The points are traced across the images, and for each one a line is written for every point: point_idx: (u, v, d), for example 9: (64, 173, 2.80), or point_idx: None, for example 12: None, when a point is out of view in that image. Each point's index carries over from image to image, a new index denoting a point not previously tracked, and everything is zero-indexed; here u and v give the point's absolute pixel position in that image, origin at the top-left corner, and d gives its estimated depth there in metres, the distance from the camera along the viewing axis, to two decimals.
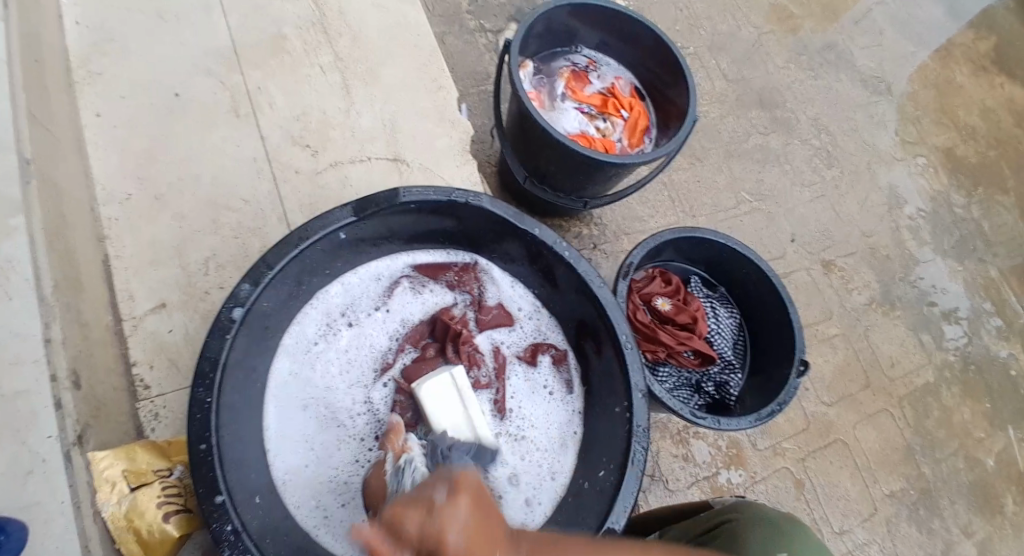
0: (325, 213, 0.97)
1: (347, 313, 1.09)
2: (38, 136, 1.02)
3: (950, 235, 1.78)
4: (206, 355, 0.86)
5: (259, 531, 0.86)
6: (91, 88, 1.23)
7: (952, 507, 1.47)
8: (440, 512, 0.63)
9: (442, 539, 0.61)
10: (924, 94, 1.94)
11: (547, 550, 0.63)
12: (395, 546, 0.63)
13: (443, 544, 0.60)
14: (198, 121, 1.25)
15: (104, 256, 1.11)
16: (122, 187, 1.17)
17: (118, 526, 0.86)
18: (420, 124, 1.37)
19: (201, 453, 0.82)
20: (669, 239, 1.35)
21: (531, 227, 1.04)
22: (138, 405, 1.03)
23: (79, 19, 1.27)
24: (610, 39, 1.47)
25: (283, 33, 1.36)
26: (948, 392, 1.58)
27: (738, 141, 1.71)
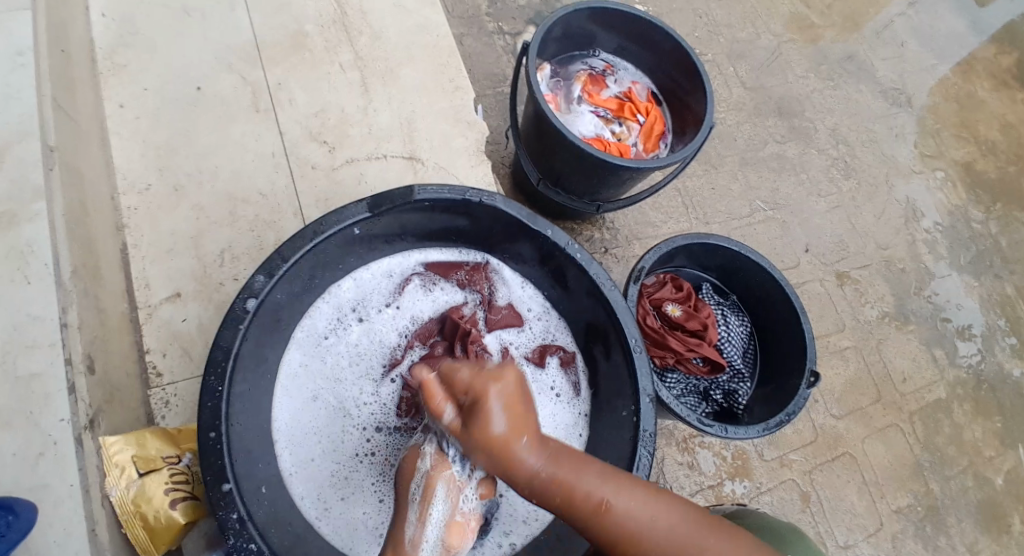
0: (340, 208, 0.98)
1: (358, 308, 1.10)
2: (63, 124, 1.04)
3: (966, 250, 1.76)
4: (219, 344, 0.87)
5: (264, 520, 0.87)
6: (115, 80, 1.25)
7: (960, 525, 1.46)
8: (486, 378, 0.78)
9: (486, 393, 0.77)
10: (945, 108, 1.93)
11: (564, 454, 0.77)
12: (448, 394, 0.80)
13: (487, 399, 0.76)
14: (218, 115, 1.26)
15: (122, 244, 1.12)
16: (142, 177, 1.18)
17: (126, 510, 0.87)
18: (436, 123, 1.38)
19: (211, 441, 0.84)
20: (681, 245, 1.35)
21: (545, 228, 1.05)
22: (149, 393, 1.04)
23: (105, 12, 1.29)
24: (628, 43, 1.46)
25: (304, 30, 1.37)
26: (959, 409, 1.56)
27: (755, 149, 1.71)
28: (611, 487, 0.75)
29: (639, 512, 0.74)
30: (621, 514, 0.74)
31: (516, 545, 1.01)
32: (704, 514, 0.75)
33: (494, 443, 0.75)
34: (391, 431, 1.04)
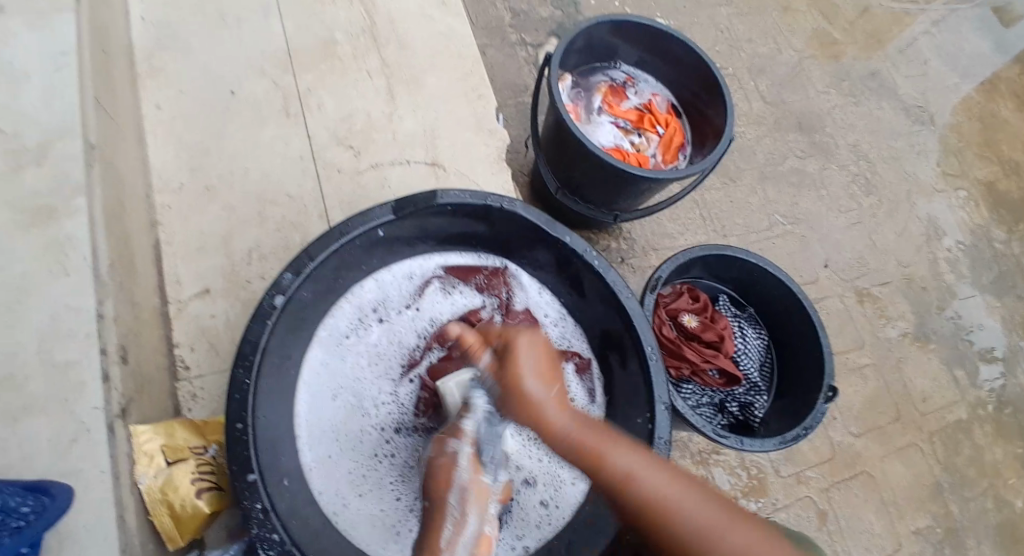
0: (366, 210, 1.00)
1: (379, 309, 1.12)
2: (103, 123, 1.08)
3: (988, 270, 1.75)
4: (247, 339, 0.90)
5: (286, 511, 0.89)
6: (152, 83, 1.29)
7: (978, 548, 1.44)
8: (523, 336, 0.93)
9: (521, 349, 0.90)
10: (968, 127, 1.93)
11: (590, 427, 0.86)
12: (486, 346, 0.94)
13: (522, 354, 0.90)
14: (249, 118, 1.30)
15: (155, 241, 1.16)
16: (175, 176, 1.22)
17: (154, 498, 0.89)
18: (458, 131, 1.41)
19: (237, 431, 0.86)
20: (698, 256, 1.36)
21: (563, 235, 1.07)
22: (177, 385, 1.07)
23: (144, 15, 1.34)
24: (649, 56, 1.49)
25: (334, 38, 1.41)
26: (979, 430, 1.56)
27: (774, 163, 1.72)
28: (636, 464, 0.81)
29: (660, 490, 0.79)
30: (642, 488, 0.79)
31: (529, 547, 1.03)
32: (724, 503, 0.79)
33: (523, 390, 0.87)
34: (409, 430, 1.07)
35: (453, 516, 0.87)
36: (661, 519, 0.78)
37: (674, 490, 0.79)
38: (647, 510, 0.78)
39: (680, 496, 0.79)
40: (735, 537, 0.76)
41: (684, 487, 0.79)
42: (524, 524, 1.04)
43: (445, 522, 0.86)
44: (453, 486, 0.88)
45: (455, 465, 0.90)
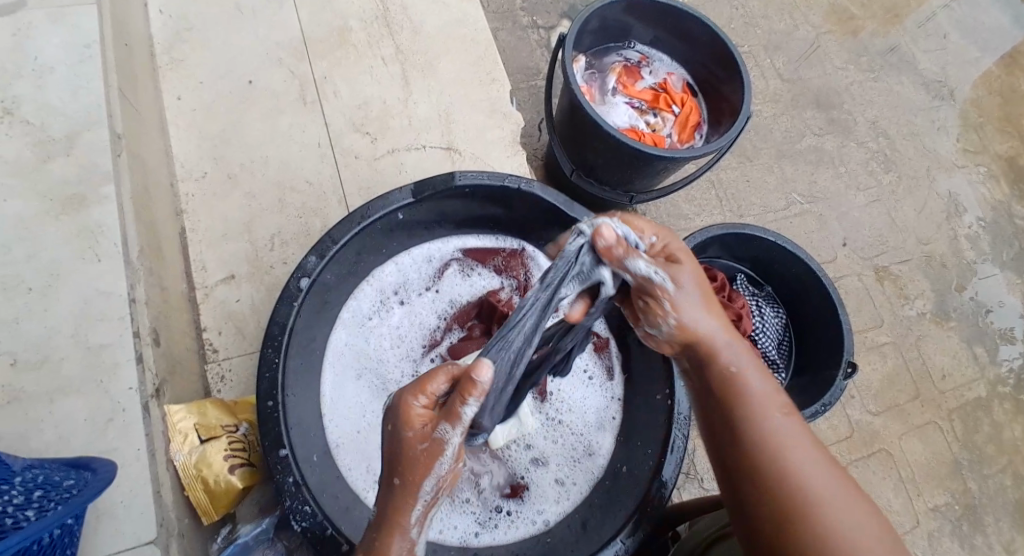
0: (386, 193, 1.02)
1: (399, 291, 1.14)
2: (128, 112, 1.10)
3: (1009, 246, 1.74)
4: (275, 320, 0.92)
5: (316, 486, 0.92)
6: (174, 74, 1.31)
7: (997, 524, 1.45)
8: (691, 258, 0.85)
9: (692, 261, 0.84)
10: (988, 102, 1.91)
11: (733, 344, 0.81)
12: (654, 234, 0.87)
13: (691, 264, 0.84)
14: (268, 107, 1.32)
15: (181, 228, 1.19)
16: (198, 165, 1.24)
17: (189, 473, 0.92)
18: (473, 116, 1.42)
19: (268, 409, 0.88)
20: (715, 235, 1.36)
21: (581, 215, 1.08)
22: (206, 367, 1.10)
23: (163, 8, 1.35)
24: (664, 34, 1.48)
25: (350, 26, 1.42)
26: (999, 407, 1.55)
27: (791, 142, 1.71)
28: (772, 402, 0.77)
29: (791, 434, 0.74)
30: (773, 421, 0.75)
31: (549, 521, 1.05)
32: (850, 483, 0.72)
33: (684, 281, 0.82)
34: None
35: (424, 500, 0.72)
36: (786, 479, 0.71)
37: (816, 465, 0.72)
38: (774, 468, 0.72)
39: (825, 475, 0.72)
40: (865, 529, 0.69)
41: (829, 467, 0.72)
42: (545, 499, 1.06)
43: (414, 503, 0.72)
44: (431, 477, 0.72)
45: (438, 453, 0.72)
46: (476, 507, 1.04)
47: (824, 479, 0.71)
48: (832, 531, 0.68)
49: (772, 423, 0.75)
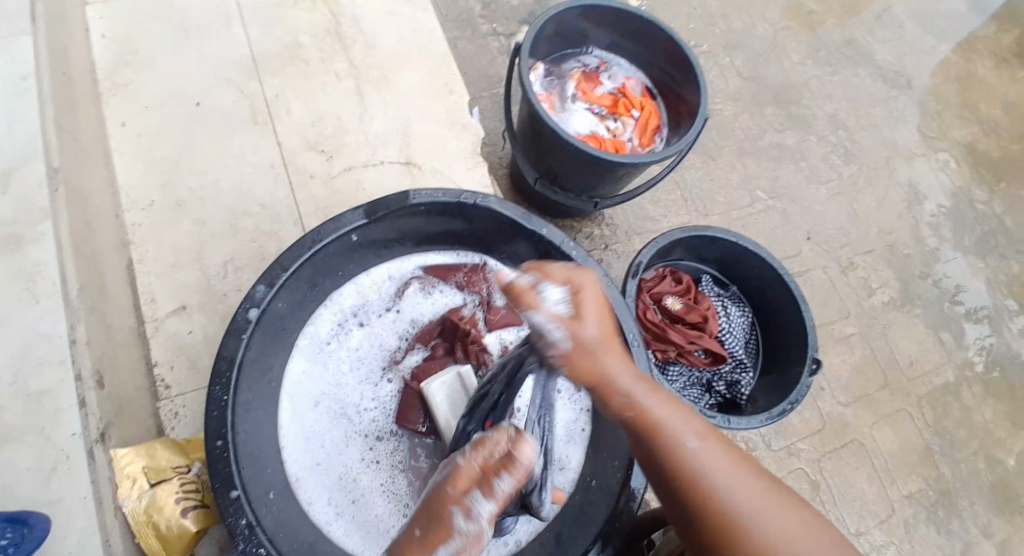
0: (338, 216, 0.99)
1: (359, 313, 1.12)
2: (65, 144, 1.07)
3: (971, 231, 1.76)
4: (223, 354, 0.90)
5: (271, 525, 0.90)
6: (116, 99, 1.27)
7: (972, 508, 1.46)
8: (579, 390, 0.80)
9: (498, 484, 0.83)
10: (945, 89, 1.92)
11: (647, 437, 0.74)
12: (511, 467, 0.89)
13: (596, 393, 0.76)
14: (217, 128, 1.28)
15: (127, 260, 1.15)
16: (144, 193, 1.21)
17: (138, 520, 0.90)
18: (431, 128, 1.40)
19: (218, 449, 0.86)
20: (678, 239, 1.36)
21: (540, 227, 1.06)
22: (158, 405, 1.07)
23: (104, 32, 1.32)
24: (621, 40, 1.47)
25: (300, 42, 1.39)
26: (968, 391, 1.57)
27: (753, 139, 1.71)
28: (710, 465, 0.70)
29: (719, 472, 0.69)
30: (697, 459, 0.70)
31: (521, 541, 1.03)
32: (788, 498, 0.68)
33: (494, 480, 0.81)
34: (391, 435, 1.06)
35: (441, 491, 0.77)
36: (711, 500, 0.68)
37: (751, 485, 0.68)
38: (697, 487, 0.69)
39: (744, 481, 0.69)
40: (802, 539, 0.66)
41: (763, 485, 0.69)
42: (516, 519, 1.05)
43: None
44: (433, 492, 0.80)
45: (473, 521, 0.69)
46: None
47: (757, 499, 0.67)
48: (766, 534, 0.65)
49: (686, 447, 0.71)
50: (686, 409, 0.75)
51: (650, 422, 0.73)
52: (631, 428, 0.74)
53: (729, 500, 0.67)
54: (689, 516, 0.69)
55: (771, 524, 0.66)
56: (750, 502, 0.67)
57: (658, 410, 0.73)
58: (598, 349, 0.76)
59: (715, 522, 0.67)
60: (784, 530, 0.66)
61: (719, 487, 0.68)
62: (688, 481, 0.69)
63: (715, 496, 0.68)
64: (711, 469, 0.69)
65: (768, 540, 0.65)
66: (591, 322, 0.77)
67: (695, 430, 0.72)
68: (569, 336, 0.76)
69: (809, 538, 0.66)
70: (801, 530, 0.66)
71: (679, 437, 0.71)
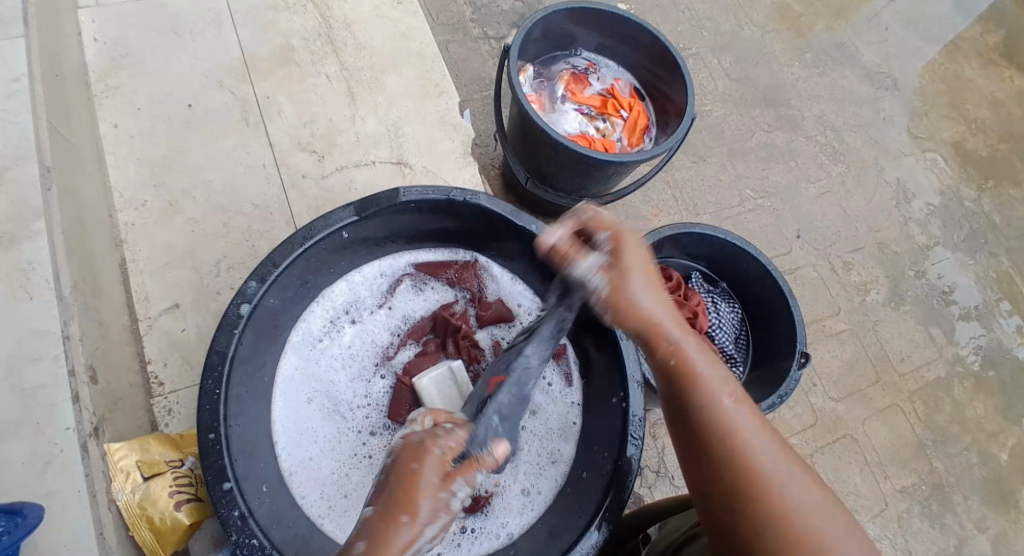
0: (328, 213, 1.00)
1: (351, 310, 1.13)
2: (58, 144, 1.08)
3: (960, 229, 1.78)
4: (216, 350, 0.91)
5: (264, 517, 0.91)
6: (109, 102, 1.28)
7: (965, 502, 1.47)
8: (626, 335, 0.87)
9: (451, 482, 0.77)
10: (932, 89, 1.95)
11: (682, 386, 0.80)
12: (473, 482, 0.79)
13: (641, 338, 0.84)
14: (209, 130, 1.30)
15: (121, 260, 1.16)
16: (138, 194, 1.22)
17: (132, 513, 0.91)
18: (422, 129, 1.41)
19: (210, 442, 0.88)
20: (667, 235, 1.37)
21: (529, 223, 1.06)
22: (152, 401, 1.08)
23: (97, 36, 1.33)
24: (608, 41, 1.49)
25: (291, 45, 1.41)
26: (959, 387, 1.58)
27: (742, 139, 1.73)
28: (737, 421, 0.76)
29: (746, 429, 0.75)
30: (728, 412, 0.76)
31: (514, 532, 1.04)
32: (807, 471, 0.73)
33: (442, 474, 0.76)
34: (384, 430, 1.07)
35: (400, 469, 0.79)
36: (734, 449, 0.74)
37: (772, 449, 0.74)
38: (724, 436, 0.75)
39: (768, 445, 0.74)
40: (812, 506, 0.71)
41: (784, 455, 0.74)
42: (508, 511, 1.06)
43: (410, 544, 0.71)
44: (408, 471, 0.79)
45: (450, 505, 0.74)
46: None
47: (776, 461, 0.73)
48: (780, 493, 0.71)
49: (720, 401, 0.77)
50: (727, 373, 0.80)
51: (693, 375, 0.79)
52: (672, 378, 0.80)
53: (756, 459, 0.73)
54: (714, 471, 0.74)
55: (787, 487, 0.71)
56: (776, 466, 0.73)
57: (702, 367, 0.79)
58: (644, 298, 0.84)
59: (739, 477, 0.72)
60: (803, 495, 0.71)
61: (749, 446, 0.74)
62: (721, 435, 0.75)
63: (745, 454, 0.73)
64: (741, 425, 0.75)
65: (783, 499, 0.70)
66: (639, 275, 0.84)
67: (731, 391, 0.78)
68: (618, 285, 0.84)
69: (825, 511, 0.70)
70: (818, 501, 0.71)
71: (718, 396, 0.77)
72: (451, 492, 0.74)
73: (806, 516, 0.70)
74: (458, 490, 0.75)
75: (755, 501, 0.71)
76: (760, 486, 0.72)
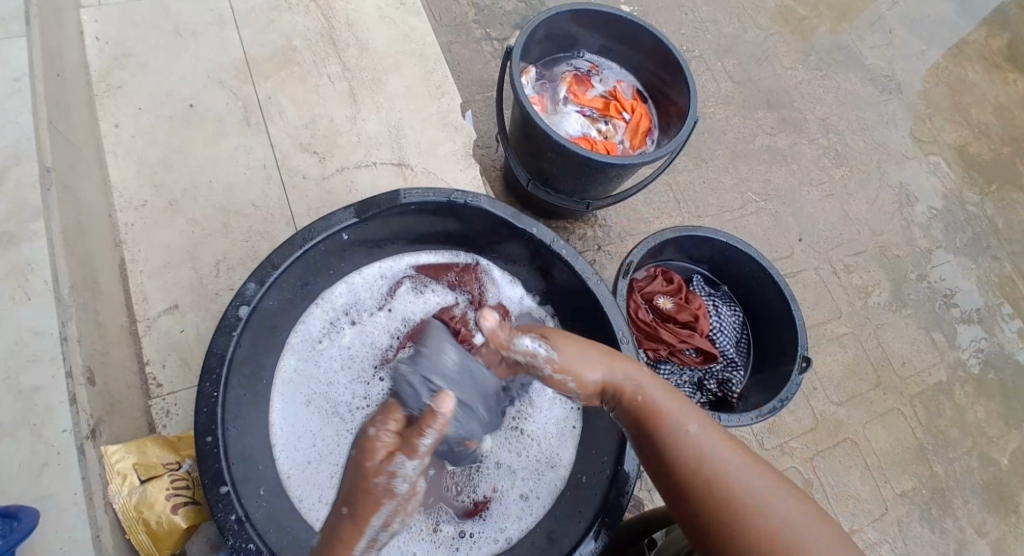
0: (328, 215, 1.00)
1: (350, 312, 1.12)
2: (58, 144, 1.07)
3: (962, 232, 1.77)
4: (213, 351, 0.90)
5: (260, 520, 0.91)
6: (110, 101, 1.28)
7: (966, 507, 1.46)
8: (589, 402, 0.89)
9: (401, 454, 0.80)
10: (936, 92, 1.94)
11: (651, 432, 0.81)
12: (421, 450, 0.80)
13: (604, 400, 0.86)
14: (210, 130, 1.29)
15: (120, 260, 1.16)
16: (137, 194, 1.22)
17: (129, 516, 0.91)
18: (423, 130, 1.41)
19: (208, 445, 0.87)
20: (669, 238, 1.36)
21: (529, 226, 1.06)
22: (150, 402, 1.08)
23: (98, 36, 1.33)
24: (611, 43, 1.48)
25: (292, 45, 1.40)
26: (961, 391, 1.57)
27: (745, 141, 1.72)
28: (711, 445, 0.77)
29: (720, 450, 0.76)
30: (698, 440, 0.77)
31: (512, 538, 1.04)
32: (785, 482, 0.74)
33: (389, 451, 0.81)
34: None
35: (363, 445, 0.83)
36: (712, 474, 0.74)
37: (749, 464, 0.75)
38: (700, 464, 0.75)
39: (745, 462, 0.75)
40: (799, 514, 0.71)
41: (761, 468, 0.75)
42: (505, 516, 1.06)
43: (361, 534, 0.81)
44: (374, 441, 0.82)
45: (394, 486, 0.80)
46: (432, 529, 1.04)
47: (755, 474, 0.74)
48: (764, 506, 0.71)
49: (688, 429, 0.78)
50: (692, 407, 0.82)
51: (659, 416, 0.81)
52: (640, 424, 0.82)
53: (734, 484, 0.73)
54: (696, 504, 0.73)
55: (769, 499, 0.72)
56: (755, 485, 0.73)
57: (666, 406, 0.81)
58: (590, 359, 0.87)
59: (722, 507, 0.72)
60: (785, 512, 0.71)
61: (726, 471, 0.74)
62: (695, 468, 0.75)
63: (723, 480, 0.73)
64: (714, 448, 0.76)
65: (771, 510, 0.71)
66: (572, 346, 0.88)
67: (697, 420, 0.80)
68: (561, 353, 0.87)
69: (809, 523, 0.70)
70: (802, 515, 0.71)
71: (686, 428, 0.79)
72: (393, 473, 0.80)
73: (792, 532, 0.70)
74: (400, 468, 0.80)
75: (740, 528, 0.71)
76: (743, 503, 0.72)
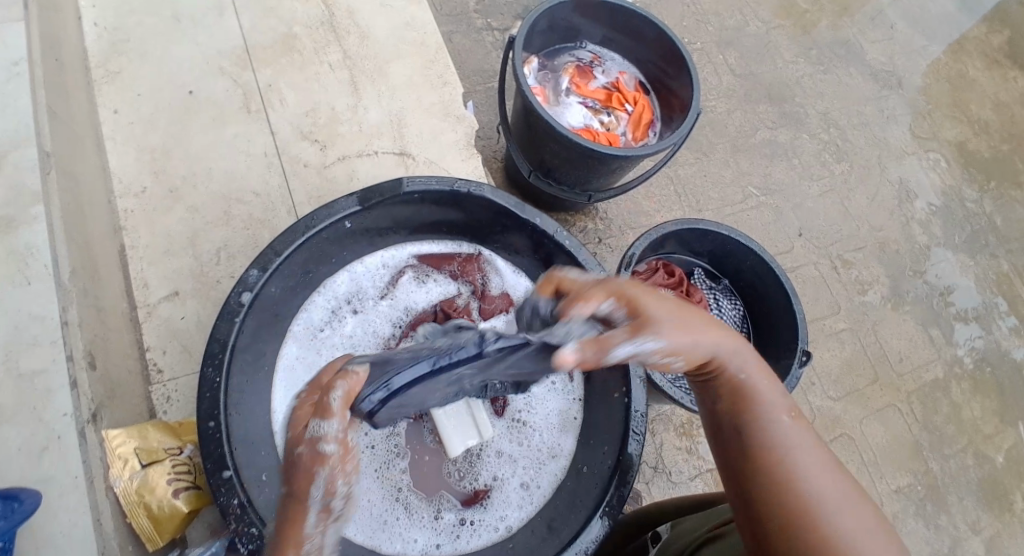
0: (331, 202, 0.99)
1: (353, 300, 1.12)
2: (57, 129, 1.06)
3: (961, 230, 1.77)
4: (216, 337, 0.90)
5: (264, 506, 0.90)
6: (109, 87, 1.27)
7: (961, 503, 1.47)
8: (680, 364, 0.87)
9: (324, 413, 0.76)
10: (937, 89, 1.94)
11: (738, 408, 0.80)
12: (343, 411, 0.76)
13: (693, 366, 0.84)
14: (210, 117, 1.28)
15: (120, 247, 1.15)
16: (137, 180, 1.21)
17: (130, 500, 0.90)
18: (425, 119, 1.40)
19: (210, 430, 0.87)
20: (670, 231, 1.35)
21: (533, 216, 1.06)
22: (151, 389, 1.08)
23: (97, 21, 1.32)
24: (613, 34, 1.48)
25: (293, 32, 1.39)
26: (958, 387, 1.58)
27: (746, 136, 1.72)
28: (792, 444, 0.75)
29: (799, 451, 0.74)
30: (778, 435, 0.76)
31: (513, 526, 1.04)
32: (863, 500, 0.71)
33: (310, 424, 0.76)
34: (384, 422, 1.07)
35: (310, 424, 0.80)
36: (784, 472, 0.73)
37: (823, 473, 0.73)
38: (775, 458, 0.74)
39: (821, 471, 0.73)
40: (861, 530, 0.69)
41: (839, 483, 0.72)
42: (507, 504, 1.06)
43: (309, 508, 0.73)
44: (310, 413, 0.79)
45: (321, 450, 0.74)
46: (435, 517, 1.04)
47: (829, 484, 0.72)
48: (831, 517, 0.69)
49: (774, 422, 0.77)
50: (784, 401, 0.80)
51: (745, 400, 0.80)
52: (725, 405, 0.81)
53: (803, 487, 0.71)
54: (759, 496, 0.73)
55: (838, 513, 0.69)
56: (826, 491, 0.71)
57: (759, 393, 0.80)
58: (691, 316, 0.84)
59: (787, 492, 0.72)
60: (848, 515, 0.70)
61: (798, 470, 0.73)
62: (771, 459, 0.74)
63: (793, 478, 0.72)
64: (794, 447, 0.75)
65: (833, 525, 0.69)
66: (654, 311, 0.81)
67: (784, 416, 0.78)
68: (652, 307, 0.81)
69: (874, 540, 0.68)
70: (864, 529, 0.69)
71: (774, 418, 0.77)
72: (314, 440, 0.75)
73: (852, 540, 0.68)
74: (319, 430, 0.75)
75: (802, 525, 0.69)
76: (808, 508, 0.70)
